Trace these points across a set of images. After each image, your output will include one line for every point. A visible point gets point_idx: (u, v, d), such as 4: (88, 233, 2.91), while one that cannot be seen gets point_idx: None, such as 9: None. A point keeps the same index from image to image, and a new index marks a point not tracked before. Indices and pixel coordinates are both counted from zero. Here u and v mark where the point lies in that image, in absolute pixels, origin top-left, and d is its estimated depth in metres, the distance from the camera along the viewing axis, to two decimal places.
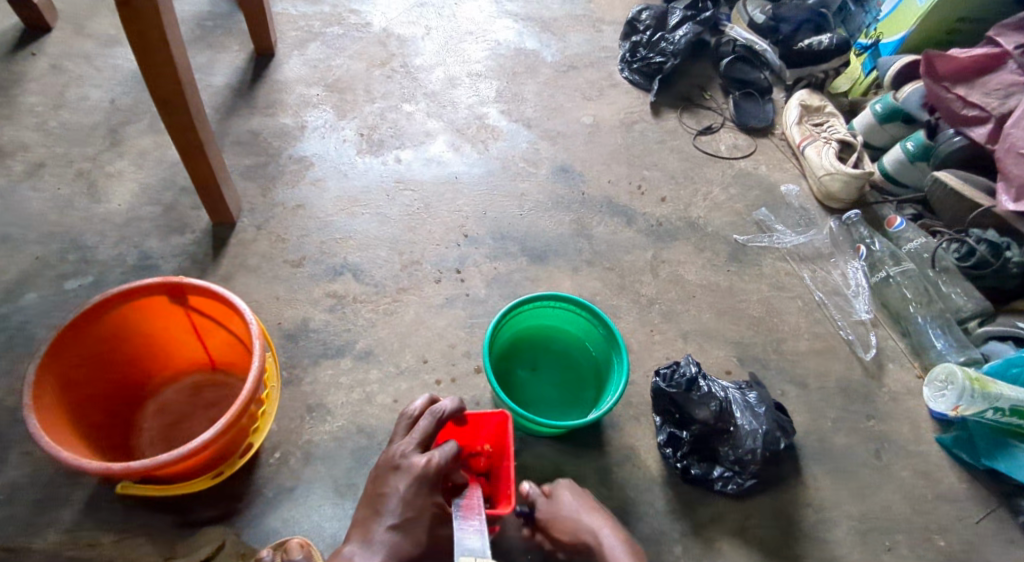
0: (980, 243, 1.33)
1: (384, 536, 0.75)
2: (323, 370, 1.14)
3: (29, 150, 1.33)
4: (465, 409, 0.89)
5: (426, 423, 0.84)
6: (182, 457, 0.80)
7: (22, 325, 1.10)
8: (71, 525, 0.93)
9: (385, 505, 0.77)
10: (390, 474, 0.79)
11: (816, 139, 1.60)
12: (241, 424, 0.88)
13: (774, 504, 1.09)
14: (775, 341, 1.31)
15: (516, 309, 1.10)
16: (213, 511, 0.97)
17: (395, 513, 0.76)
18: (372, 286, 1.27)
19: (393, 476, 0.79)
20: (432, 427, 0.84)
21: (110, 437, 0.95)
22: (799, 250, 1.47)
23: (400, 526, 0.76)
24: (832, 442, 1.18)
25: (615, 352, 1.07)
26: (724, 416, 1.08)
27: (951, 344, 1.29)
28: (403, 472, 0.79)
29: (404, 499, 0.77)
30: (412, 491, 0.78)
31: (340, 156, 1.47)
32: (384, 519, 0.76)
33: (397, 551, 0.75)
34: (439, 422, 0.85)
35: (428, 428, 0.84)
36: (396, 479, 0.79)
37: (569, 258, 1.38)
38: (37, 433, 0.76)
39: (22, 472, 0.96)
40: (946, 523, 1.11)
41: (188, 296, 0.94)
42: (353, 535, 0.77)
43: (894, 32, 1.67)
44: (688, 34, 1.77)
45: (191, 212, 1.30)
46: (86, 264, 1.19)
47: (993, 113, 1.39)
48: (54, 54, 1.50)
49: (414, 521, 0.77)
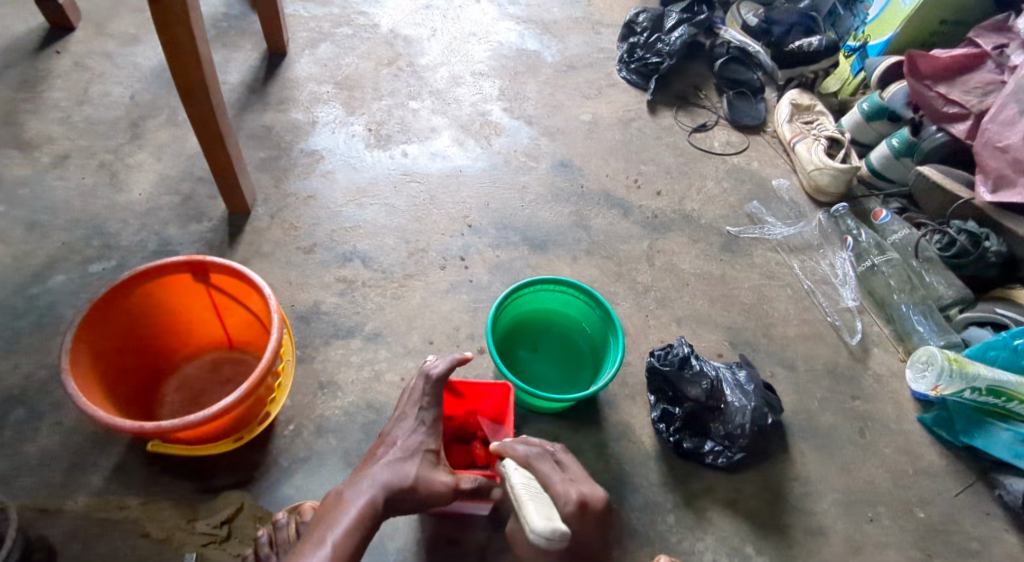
0: (960, 234, 1.39)
1: (379, 471, 0.83)
2: (334, 350, 1.20)
3: (54, 143, 1.40)
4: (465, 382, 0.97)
5: (416, 383, 0.94)
6: (207, 419, 0.86)
7: (50, 305, 1.16)
8: (99, 489, 0.98)
9: (384, 450, 0.87)
10: (393, 428, 0.91)
11: (806, 136, 1.66)
12: (259, 393, 0.94)
13: (761, 477, 1.15)
14: (765, 326, 1.37)
15: (518, 291, 1.16)
16: (231, 478, 1.03)
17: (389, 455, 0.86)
18: (381, 272, 1.33)
19: (396, 428, 0.90)
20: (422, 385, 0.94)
21: (136, 406, 1.01)
22: (789, 241, 1.53)
23: (392, 463, 0.84)
24: (818, 420, 1.24)
25: (611, 332, 1.13)
26: (715, 394, 1.15)
27: (932, 329, 1.35)
28: (404, 424, 0.90)
29: (401, 443, 0.87)
30: (409, 437, 0.88)
31: (349, 149, 1.53)
32: (381, 460, 0.85)
33: (388, 483, 0.81)
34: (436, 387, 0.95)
35: (418, 386, 0.94)
36: (397, 431, 0.90)
37: (568, 247, 1.44)
38: (74, 395, 0.82)
39: (54, 439, 1.02)
40: (926, 496, 1.17)
41: (210, 274, 1.00)
42: (353, 477, 0.85)
43: (882, 33, 1.73)
44: (684, 36, 1.84)
45: (208, 201, 1.36)
46: (110, 249, 1.25)
47: (972, 110, 1.46)
48: (77, 52, 1.57)
49: (407, 462, 0.84)
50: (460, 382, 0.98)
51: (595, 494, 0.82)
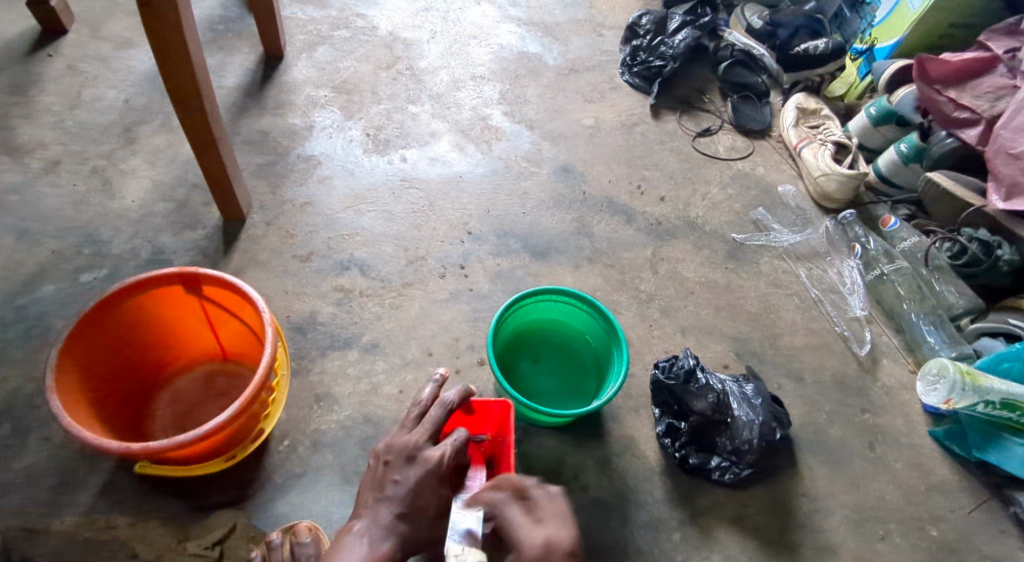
0: (971, 242, 1.36)
1: (391, 522, 0.78)
2: (331, 362, 1.17)
3: (45, 148, 1.37)
4: (471, 397, 0.93)
5: (436, 415, 0.88)
6: (197, 438, 0.83)
7: (39, 316, 1.13)
8: (87, 508, 0.95)
9: (394, 492, 0.81)
10: (402, 464, 0.83)
11: (812, 141, 1.63)
12: (252, 410, 0.91)
13: (769, 493, 1.12)
14: (771, 336, 1.34)
15: (519, 301, 1.13)
16: (224, 496, 1.00)
17: (402, 502, 0.80)
18: (379, 281, 1.30)
19: (405, 466, 0.83)
20: (442, 417, 0.89)
21: (127, 421, 0.98)
22: (796, 248, 1.50)
23: (406, 514, 0.79)
24: (827, 434, 1.21)
25: (615, 344, 1.10)
26: (722, 407, 1.11)
27: (943, 340, 1.31)
28: (415, 464, 0.83)
29: (414, 490, 0.81)
30: (422, 482, 0.81)
31: (347, 155, 1.50)
32: (391, 505, 0.80)
33: (404, 539, 0.78)
34: (448, 413, 0.89)
35: (439, 419, 0.88)
36: (407, 469, 0.83)
37: (570, 255, 1.41)
38: (59, 414, 0.79)
39: (41, 456, 0.99)
40: (938, 513, 1.14)
41: (202, 286, 0.97)
42: (361, 516, 0.80)
43: (889, 36, 1.70)
44: (688, 39, 1.81)
45: (202, 208, 1.33)
46: (101, 258, 1.22)
47: (984, 115, 1.42)
48: (70, 55, 1.54)
49: (421, 510, 0.80)
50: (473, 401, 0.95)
51: (561, 535, 0.67)
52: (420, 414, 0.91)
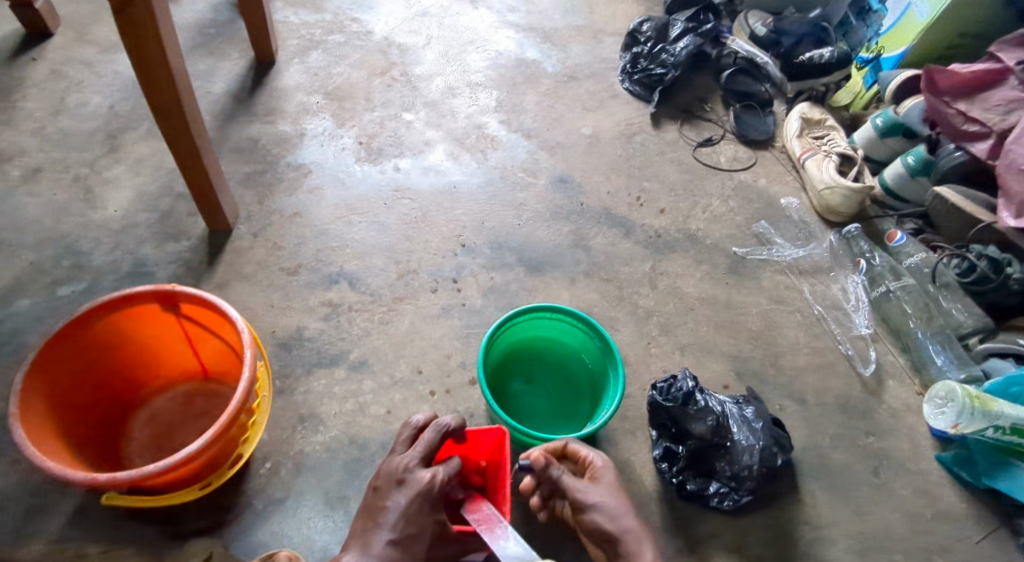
0: (980, 259, 1.32)
1: (383, 550, 0.72)
2: (316, 381, 1.13)
3: (27, 156, 1.33)
4: (466, 428, 0.87)
5: (431, 437, 0.83)
6: (169, 468, 0.79)
7: (14, 331, 1.09)
8: (57, 535, 0.91)
9: (385, 518, 0.74)
10: (393, 489, 0.77)
11: (816, 152, 1.59)
12: (230, 434, 0.87)
13: (770, 521, 1.08)
14: (773, 355, 1.30)
15: (512, 319, 1.09)
16: (202, 522, 0.96)
17: (395, 527, 0.74)
18: (368, 295, 1.26)
19: (397, 491, 0.77)
20: (435, 441, 0.83)
21: (99, 445, 0.94)
22: (799, 263, 1.46)
23: (400, 540, 0.73)
24: (830, 458, 1.17)
25: (611, 364, 1.06)
26: (720, 431, 1.07)
27: (951, 361, 1.28)
28: (406, 487, 0.77)
29: (407, 515, 0.74)
30: (415, 507, 0.75)
31: (338, 164, 1.47)
32: (384, 532, 0.73)
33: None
34: (443, 437, 0.83)
35: (432, 441, 0.82)
36: (398, 494, 0.76)
37: (566, 269, 1.37)
38: (22, 443, 0.75)
39: (10, 479, 0.95)
40: (946, 543, 1.09)
41: (180, 304, 0.93)
42: (351, 546, 0.74)
43: (896, 46, 1.66)
44: (689, 46, 1.76)
45: (187, 219, 1.30)
46: (80, 270, 1.18)
47: (993, 129, 1.38)
48: (56, 60, 1.51)
49: (415, 538, 0.74)
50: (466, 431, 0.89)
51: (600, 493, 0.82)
52: (413, 436, 0.85)
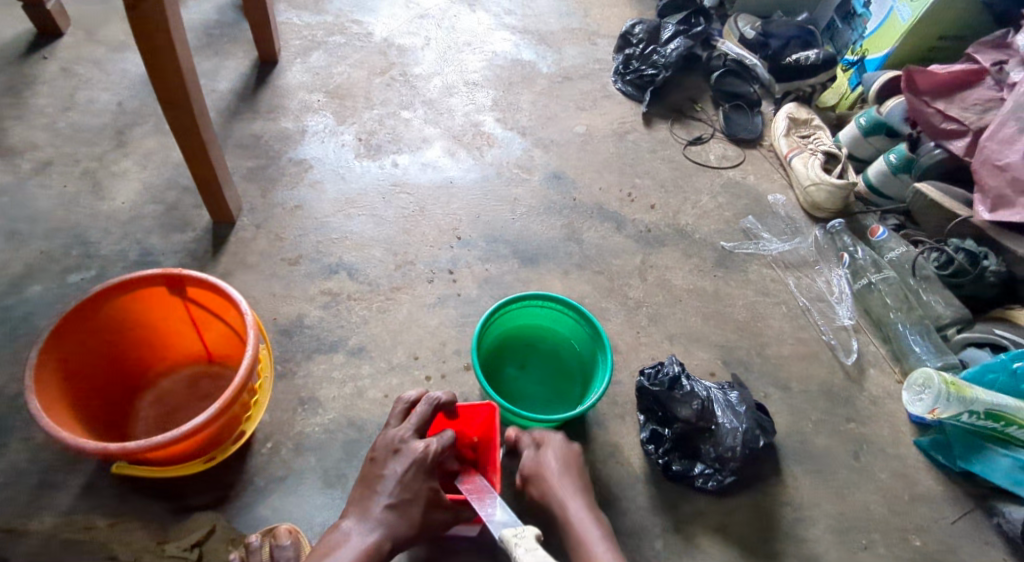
0: (958, 252, 1.36)
1: (381, 514, 0.78)
2: (316, 365, 1.17)
3: (38, 149, 1.37)
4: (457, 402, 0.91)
5: (424, 410, 0.86)
6: (177, 439, 0.83)
7: (26, 316, 1.14)
8: (67, 509, 0.95)
9: (382, 486, 0.80)
10: (390, 458, 0.82)
11: (802, 151, 1.64)
12: (234, 411, 0.91)
13: (753, 501, 1.12)
14: (759, 344, 1.34)
15: (505, 306, 1.13)
16: (206, 498, 1.00)
17: (391, 494, 0.79)
18: (367, 285, 1.30)
19: (393, 460, 0.81)
20: (428, 413, 0.87)
21: (108, 423, 0.98)
22: (784, 257, 1.50)
23: (396, 506, 0.78)
24: (812, 443, 1.21)
25: (600, 349, 1.11)
26: (705, 415, 1.11)
27: (929, 349, 1.32)
28: (402, 457, 0.81)
29: (403, 482, 0.79)
30: (410, 475, 0.80)
31: (338, 159, 1.51)
32: (381, 498, 0.79)
33: (394, 531, 0.77)
34: (435, 409, 0.87)
35: (425, 414, 0.86)
36: (394, 462, 0.81)
37: (559, 261, 1.41)
38: (37, 414, 0.80)
39: (23, 455, 0.99)
40: (922, 523, 1.13)
41: (186, 287, 0.98)
42: (350, 512, 0.79)
43: (879, 48, 1.71)
44: (680, 48, 1.82)
45: (192, 211, 1.34)
46: (89, 259, 1.23)
47: (971, 127, 1.43)
48: (65, 58, 1.55)
49: (411, 504, 0.79)
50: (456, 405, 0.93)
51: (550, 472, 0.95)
52: (406, 410, 0.89)
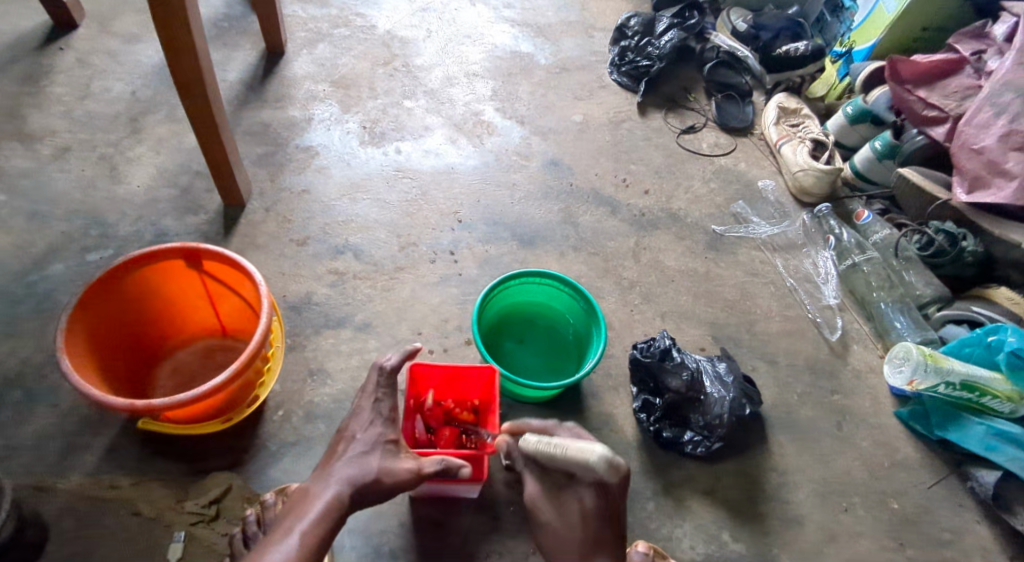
0: (938, 234, 1.42)
1: (342, 467, 0.81)
2: (324, 339, 1.23)
3: (56, 136, 1.43)
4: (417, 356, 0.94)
5: (369, 371, 0.92)
6: (198, 398, 0.89)
7: (49, 292, 1.20)
8: (92, 469, 1.01)
9: (344, 446, 0.84)
10: (349, 421, 0.87)
11: (791, 138, 1.70)
12: (249, 375, 0.97)
13: (739, 466, 1.18)
14: (747, 322, 1.40)
15: (504, 283, 1.19)
16: (222, 460, 1.06)
17: (351, 450, 0.83)
18: (372, 265, 1.36)
19: (350, 421, 0.87)
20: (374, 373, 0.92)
21: (129, 389, 1.04)
22: (773, 240, 1.56)
23: (355, 458, 0.82)
24: (797, 413, 1.27)
25: (595, 324, 1.17)
26: (695, 385, 1.17)
27: (909, 325, 1.38)
28: (360, 417, 0.87)
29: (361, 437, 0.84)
30: (367, 430, 0.85)
31: (343, 146, 1.57)
32: (343, 455, 0.83)
33: (353, 478, 0.80)
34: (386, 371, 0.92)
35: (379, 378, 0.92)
36: (353, 426, 0.86)
37: (556, 243, 1.47)
38: (69, 372, 0.85)
39: (50, 420, 1.05)
40: (901, 488, 1.20)
41: (203, 261, 1.04)
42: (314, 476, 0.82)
43: (866, 39, 1.75)
44: (673, 40, 1.88)
45: (205, 194, 1.40)
46: (107, 239, 1.29)
47: (950, 113, 1.49)
48: (80, 49, 1.61)
49: (368, 453, 0.83)
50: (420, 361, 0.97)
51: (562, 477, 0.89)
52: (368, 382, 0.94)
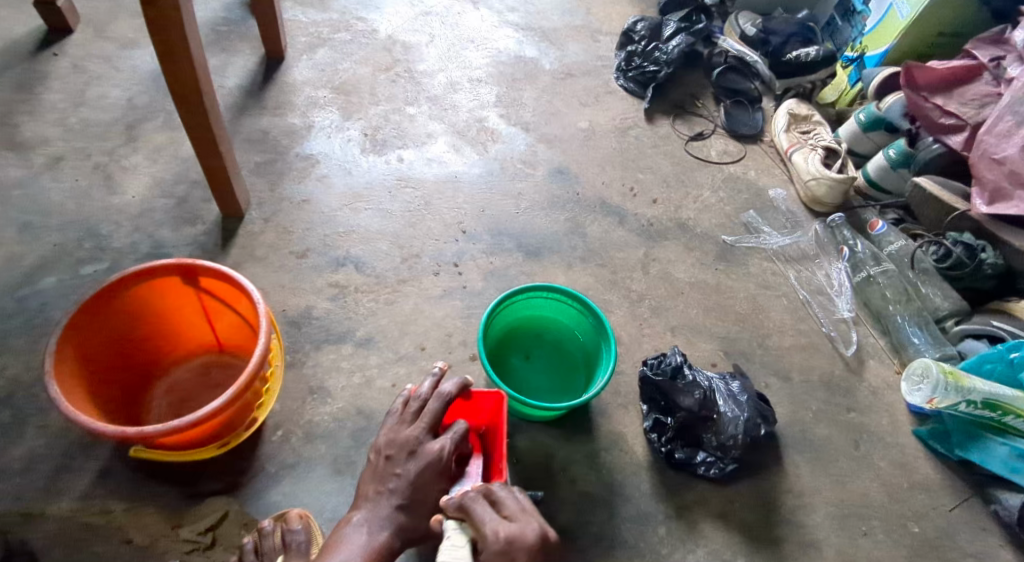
0: (956, 245, 1.38)
1: (390, 514, 0.81)
2: (325, 355, 1.19)
3: (49, 145, 1.39)
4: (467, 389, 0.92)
5: (435, 407, 0.89)
6: (192, 423, 0.85)
7: (40, 306, 1.16)
8: (83, 494, 0.97)
9: (395, 485, 0.83)
10: (404, 458, 0.85)
11: (802, 146, 1.66)
12: (247, 398, 0.93)
13: (754, 488, 1.14)
14: (760, 336, 1.36)
15: (511, 298, 1.15)
16: (219, 484, 1.02)
17: (401, 494, 0.82)
18: (374, 277, 1.32)
19: (408, 460, 0.85)
20: (440, 410, 0.90)
21: (123, 410, 1.00)
22: (785, 251, 1.52)
23: (405, 506, 0.82)
24: (813, 432, 1.23)
25: (604, 340, 1.13)
26: (707, 404, 1.13)
27: (927, 341, 1.34)
28: (416, 458, 0.85)
29: (414, 483, 0.83)
30: (421, 475, 0.83)
31: (345, 154, 1.53)
32: (392, 498, 0.82)
33: (403, 529, 0.81)
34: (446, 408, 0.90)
35: (436, 413, 0.89)
36: (408, 464, 0.84)
37: (563, 254, 1.43)
38: (56, 397, 0.81)
39: (40, 442, 1.01)
40: (921, 511, 1.16)
41: (199, 277, 1.00)
42: (361, 506, 0.83)
43: (878, 45, 1.73)
44: (681, 45, 1.84)
45: (202, 205, 1.36)
46: (101, 251, 1.25)
47: (969, 121, 1.45)
48: (76, 55, 1.57)
49: (420, 504, 0.82)
50: (470, 390, 0.95)
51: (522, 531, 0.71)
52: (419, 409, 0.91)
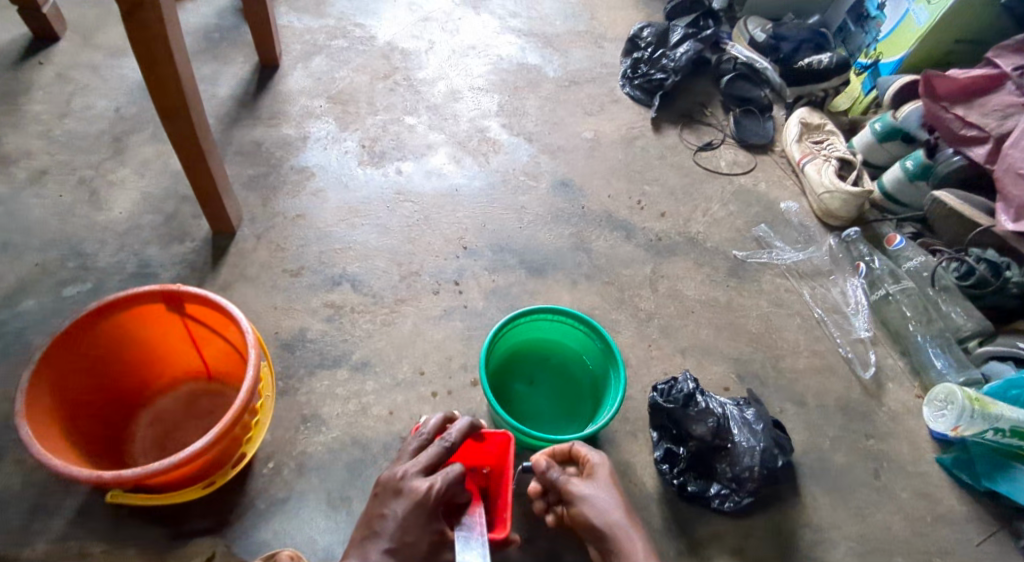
0: (979, 262, 1.33)
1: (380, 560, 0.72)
2: (319, 381, 1.14)
3: (33, 158, 1.34)
4: (478, 429, 0.88)
5: (434, 451, 0.82)
6: (175, 465, 0.80)
7: (19, 331, 1.10)
8: (60, 535, 0.92)
9: (383, 528, 0.75)
10: (391, 497, 0.77)
11: (815, 157, 1.60)
12: (235, 433, 0.87)
13: (771, 522, 1.08)
14: (774, 358, 1.30)
15: (513, 321, 1.09)
16: (206, 522, 0.96)
17: (391, 537, 0.74)
18: (371, 297, 1.27)
19: (394, 499, 0.77)
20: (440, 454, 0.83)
21: (104, 445, 0.95)
22: (799, 267, 1.47)
23: (396, 550, 0.73)
24: (831, 460, 1.17)
25: (612, 366, 1.07)
26: (721, 433, 1.08)
27: (949, 364, 1.28)
28: (403, 496, 0.76)
29: (403, 524, 0.74)
30: (411, 516, 0.75)
31: (341, 167, 1.48)
32: (381, 542, 0.74)
33: None
34: (446, 451, 0.83)
35: (436, 455, 0.82)
36: (395, 502, 0.76)
37: (568, 271, 1.38)
38: (29, 441, 0.76)
39: (15, 478, 0.96)
40: (946, 545, 1.10)
41: (184, 304, 0.94)
42: (351, 555, 0.75)
43: (893, 52, 1.67)
44: (689, 52, 1.79)
45: (191, 221, 1.30)
46: (85, 271, 1.19)
47: (992, 134, 1.39)
48: (62, 64, 1.52)
49: (411, 547, 0.73)
50: (480, 433, 0.90)
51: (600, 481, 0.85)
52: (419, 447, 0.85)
